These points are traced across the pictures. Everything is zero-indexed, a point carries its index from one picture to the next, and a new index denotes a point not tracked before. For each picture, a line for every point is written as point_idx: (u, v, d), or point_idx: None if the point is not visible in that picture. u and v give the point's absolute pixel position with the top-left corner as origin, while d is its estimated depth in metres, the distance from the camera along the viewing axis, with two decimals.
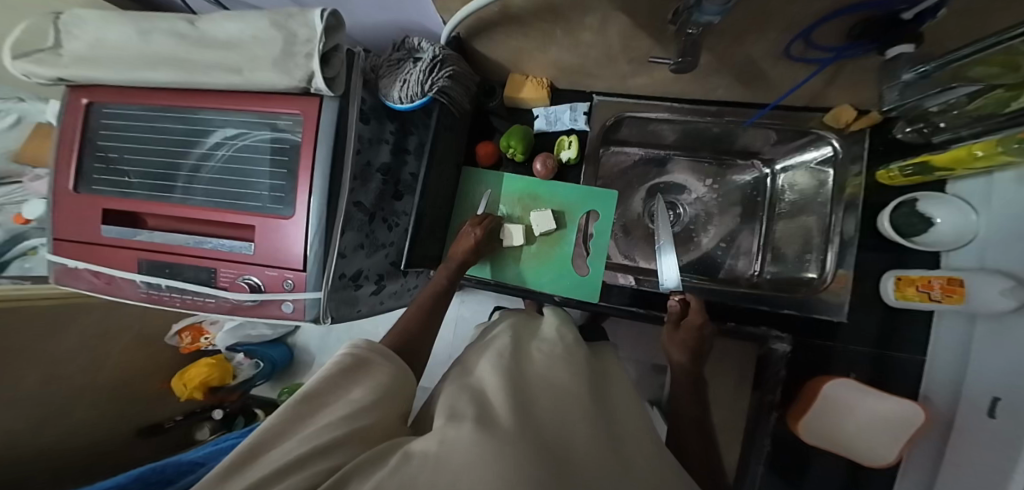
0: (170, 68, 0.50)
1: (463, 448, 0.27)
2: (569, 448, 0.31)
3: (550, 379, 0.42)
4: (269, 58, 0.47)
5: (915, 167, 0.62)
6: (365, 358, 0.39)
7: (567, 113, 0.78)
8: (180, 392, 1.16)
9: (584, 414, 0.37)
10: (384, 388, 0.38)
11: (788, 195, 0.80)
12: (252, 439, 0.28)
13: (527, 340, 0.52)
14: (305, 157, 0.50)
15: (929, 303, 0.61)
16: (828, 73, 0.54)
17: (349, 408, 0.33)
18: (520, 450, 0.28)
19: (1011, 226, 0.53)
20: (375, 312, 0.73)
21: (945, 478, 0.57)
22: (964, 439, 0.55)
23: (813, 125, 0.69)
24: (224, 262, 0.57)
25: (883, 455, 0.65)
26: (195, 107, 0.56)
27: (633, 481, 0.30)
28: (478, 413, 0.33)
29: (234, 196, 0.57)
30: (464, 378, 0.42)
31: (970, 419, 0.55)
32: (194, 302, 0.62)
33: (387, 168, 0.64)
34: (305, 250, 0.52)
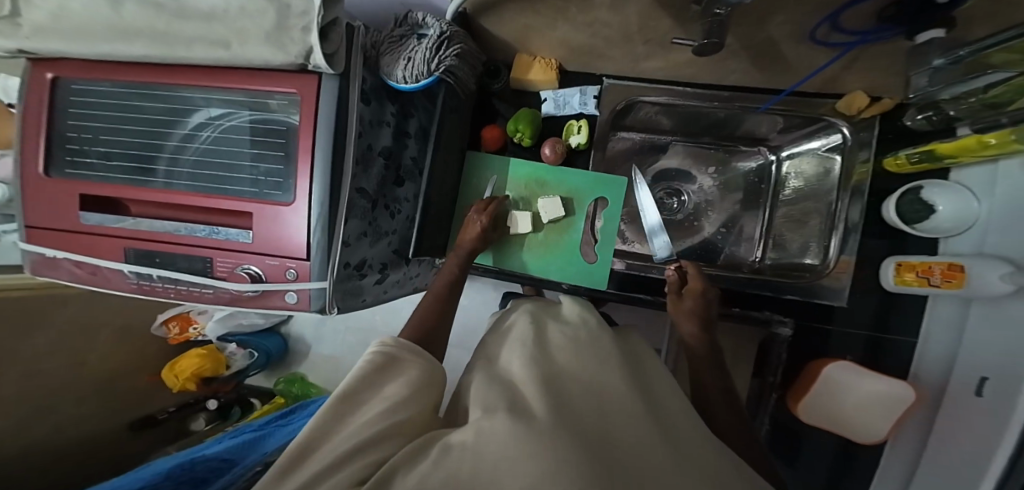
0: (148, 41, 0.46)
1: (501, 442, 0.26)
2: (615, 443, 0.31)
3: (583, 368, 0.41)
4: (260, 30, 0.42)
5: (921, 154, 0.63)
6: (396, 354, 0.37)
7: (576, 97, 0.76)
8: (173, 384, 1.14)
9: (627, 404, 0.36)
10: (420, 383, 0.36)
11: (792, 183, 0.80)
12: (299, 438, 0.28)
13: (547, 322, 0.52)
14: (303, 140, 0.47)
15: (927, 288, 0.63)
16: (846, 58, 0.54)
17: (388, 405, 0.32)
18: (566, 442, 0.26)
19: (1015, 213, 0.55)
20: (379, 301, 0.72)
21: (935, 452, 0.62)
22: (954, 411, 0.59)
23: (825, 112, 0.69)
24: (218, 251, 0.54)
25: (874, 433, 0.69)
26: (172, 84, 0.51)
27: (687, 461, 0.30)
28: (511, 405, 0.32)
29: (222, 180, 0.54)
30: (493, 370, 0.42)
31: (959, 398, 0.59)
32: (188, 293, 0.60)
33: (388, 152, 0.61)
34: (307, 237, 0.50)
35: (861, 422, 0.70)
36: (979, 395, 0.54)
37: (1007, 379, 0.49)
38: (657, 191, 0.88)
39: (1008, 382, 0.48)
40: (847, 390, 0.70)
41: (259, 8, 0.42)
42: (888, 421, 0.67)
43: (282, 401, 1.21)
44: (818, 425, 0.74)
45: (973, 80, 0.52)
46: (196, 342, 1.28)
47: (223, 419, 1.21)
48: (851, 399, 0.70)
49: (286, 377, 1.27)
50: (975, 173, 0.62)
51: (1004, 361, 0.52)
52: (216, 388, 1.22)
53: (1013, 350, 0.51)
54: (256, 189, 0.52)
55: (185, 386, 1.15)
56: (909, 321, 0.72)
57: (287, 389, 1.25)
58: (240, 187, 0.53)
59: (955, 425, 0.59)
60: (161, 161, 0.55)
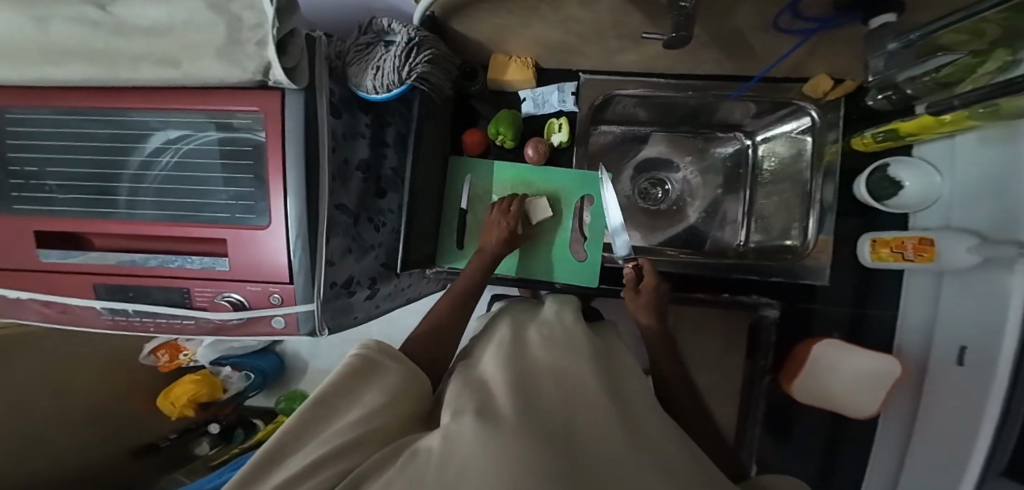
0: (89, 63, 0.43)
1: (466, 442, 0.26)
2: (575, 430, 0.31)
3: (554, 366, 0.42)
4: (210, 47, 0.40)
5: (886, 133, 0.63)
6: (374, 360, 0.38)
7: (555, 94, 0.75)
8: (170, 411, 1.14)
9: (597, 398, 0.36)
10: (396, 389, 0.36)
11: (768, 165, 0.82)
12: (273, 441, 0.27)
13: (526, 329, 0.54)
14: (273, 161, 0.45)
15: (902, 262, 0.65)
16: (809, 45, 0.55)
17: (364, 409, 0.32)
18: (520, 439, 0.26)
19: (976, 185, 0.57)
20: (372, 315, 0.72)
21: (923, 421, 0.64)
22: (936, 383, 0.62)
23: (793, 96, 0.70)
24: (194, 280, 0.52)
25: (865, 409, 0.71)
26: (120, 108, 0.48)
27: (648, 452, 0.30)
28: (479, 406, 0.32)
29: (190, 207, 0.52)
30: (470, 372, 0.42)
31: (942, 368, 0.61)
32: (170, 326, 0.58)
33: (366, 165, 0.60)
34: (288, 259, 0.49)
35: (849, 401, 0.72)
36: (959, 364, 0.57)
37: (986, 350, 0.51)
38: (641, 182, 0.89)
39: (987, 353, 0.51)
40: (833, 367, 0.73)
41: (208, 23, 0.39)
42: (877, 398, 0.69)
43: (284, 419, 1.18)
44: (808, 402, 0.77)
45: (925, 63, 0.53)
46: (187, 368, 1.24)
47: (227, 442, 1.18)
48: (843, 376, 0.72)
49: (287, 396, 1.24)
50: (935, 147, 0.64)
51: (980, 331, 0.54)
52: (215, 411, 1.20)
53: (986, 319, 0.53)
54: (227, 214, 0.50)
55: (183, 412, 1.13)
56: (889, 297, 0.75)
57: (289, 407, 1.22)
58: (209, 213, 0.51)
59: (937, 390, 0.62)
60: (118, 190, 0.52)
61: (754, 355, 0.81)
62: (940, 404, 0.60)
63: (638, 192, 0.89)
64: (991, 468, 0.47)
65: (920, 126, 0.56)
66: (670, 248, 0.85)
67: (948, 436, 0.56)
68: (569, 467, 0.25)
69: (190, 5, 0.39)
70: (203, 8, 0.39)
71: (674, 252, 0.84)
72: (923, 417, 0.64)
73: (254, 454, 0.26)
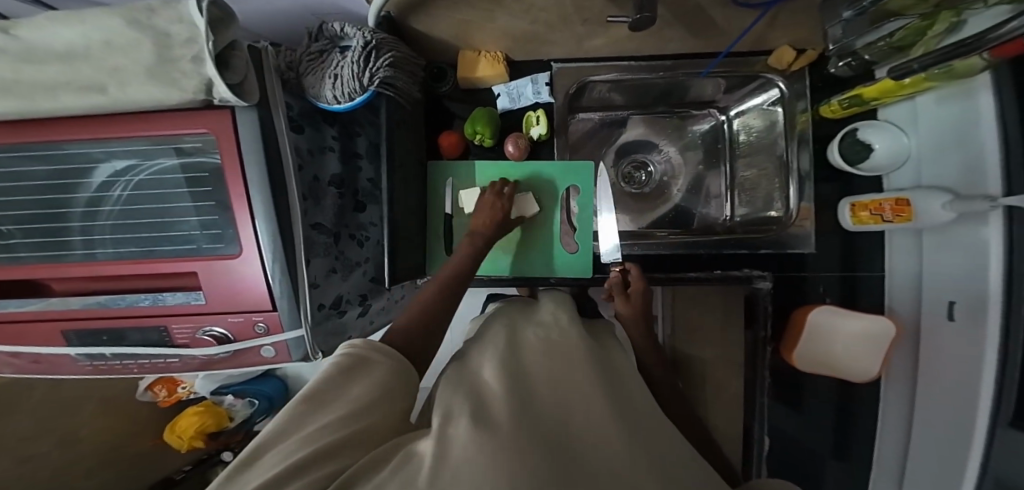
0: (5, 95, 0.40)
1: (461, 445, 0.25)
2: (569, 433, 0.32)
3: (545, 368, 0.42)
4: (135, 67, 0.37)
5: (852, 99, 0.62)
6: (365, 355, 0.36)
7: (529, 87, 0.73)
8: (178, 444, 1.11)
9: (591, 401, 0.36)
10: (385, 386, 0.34)
11: (744, 137, 0.81)
12: (256, 441, 0.27)
13: (523, 328, 0.54)
14: (235, 187, 0.43)
15: (882, 224, 0.64)
16: (769, 17, 0.55)
17: (345, 411, 0.30)
18: (520, 441, 0.26)
19: (947, 141, 0.58)
20: (368, 332, 0.71)
21: (926, 375, 0.66)
22: (934, 341, 0.65)
23: (760, 69, 0.70)
24: (169, 317, 0.51)
25: (868, 370, 0.72)
26: (51, 141, 0.44)
27: (643, 451, 0.31)
28: (474, 409, 0.31)
29: (152, 241, 0.49)
30: (468, 373, 0.42)
31: (936, 325, 0.65)
32: (155, 365, 0.57)
33: (340, 180, 0.59)
34: (270, 286, 0.47)
35: (856, 364, 0.73)
36: (949, 318, 0.62)
37: (976, 307, 0.57)
38: (624, 167, 0.88)
39: (976, 307, 0.57)
40: (834, 332, 0.74)
41: (129, 41, 0.36)
42: (878, 358, 0.71)
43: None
44: (813, 371, 0.77)
45: (880, 29, 0.52)
46: (187, 402, 1.22)
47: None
48: (837, 338, 0.74)
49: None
50: (899, 109, 0.65)
51: (965, 285, 0.59)
52: (226, 440, 1.17)
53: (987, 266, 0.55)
54: (193, 245, 0.48)
55: (192, 444, 1.11)
56: (873, 255, 0.77)
57: None
58: (173, 246, 0.49)
59: (932, 343, 0.66)
60: (71, 230, 0.49)
61: (753, 325, 0.79)
62: (936, 354, 0.64)
63: (621, 177, 0.88)
64: (999, 421, 0.53)
65: (884, 89, 0.56)
66: (659, 230, 0.85)
67: (949, 383, 0.62)
68: (556, 466, 0.25)
69: (107, 21, 0.36)
70: (121, 24, 0.36)
71: (665, 234, 0.83)
72: (923, 376, 0.67)
73: (235, 457, 0.25)
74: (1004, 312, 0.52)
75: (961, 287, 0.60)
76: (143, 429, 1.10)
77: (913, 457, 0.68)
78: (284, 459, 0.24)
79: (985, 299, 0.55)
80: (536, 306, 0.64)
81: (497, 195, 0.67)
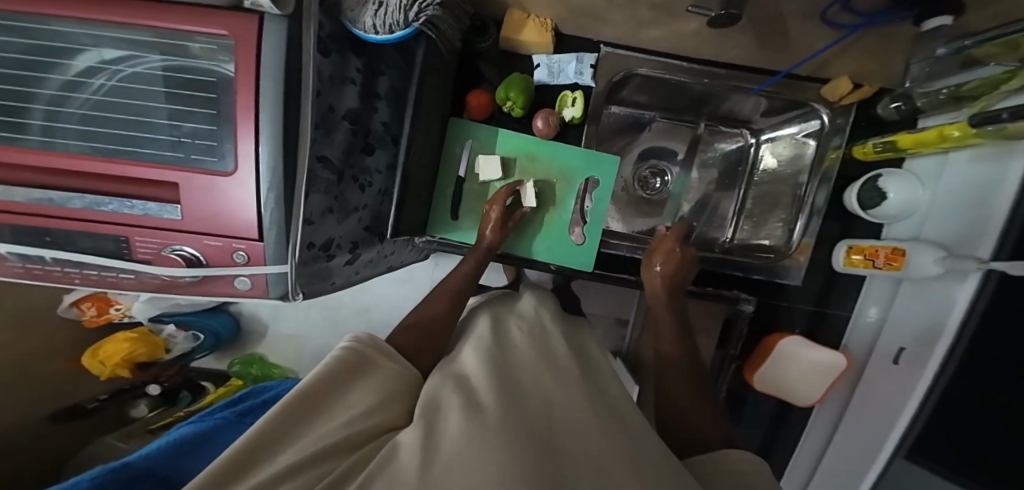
0: None
1: (450, 438, 0.29)
2: (553, 420, 0.36)
3: (524, 365, 0.46)
4: None
5: (887, 144, 0.65)
6: (361, 355, 0.41)
7: (572, 64, 0.70)
8: (98, 372, 1.02)
9: (570, 394, 0.41)
10: (382, 387, 0.39)
11: (768, 167, 0.82)
12: (248, 437, 0.26)
13: (506, 319, 0.58)
14: (243, 98, 0.38)
15: (870, 269, 0.69)
16: (845, 42, 0.59)
17: (356, 409, 0.34)
18: (509, 435, 0.29)
19: (951, 206, 0.62)
20: (350, 283, 0.67)
21: (860, 400, 0.81)
22: (878, 376, 0.77)
23: (809, 97, 0.70)
24: (132, 228, 0.45)
25: (808, 396, 0.82)
26: (32, 15, 0.37)
27: (627, 435, 0.36)
28: (464, 401, 0.34)
29: (128, 141, 0.43)
30: (451, 366, 0.44)
31: (881, 363, 0.77)
32: (102, 279, 0.52)
33: (355, 116, 0.52)
34: (259, 214, 0.42)
35: (802, 389, 0.81)
36: (895, 362, 0.73)
37: (921, 353, 0.67)
38: (643, 170, 0.88)
39: (921, 353, 0.68)
40: (795, 358, 0.80)
41: None
42: (821, 388, 0.80)
43: (240, 383, 1.12)
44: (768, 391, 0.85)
45: (966, 73, 0.56)
46: (122, 325, 1.12)
47: (171, 405, 1.12)
48: (798, 366, 0.80)
49: (242, 359, 1.17)
50: (929, 161, 0.67)
51: (912, 335, 0.71)
52: (157, 372, 1.12)
53: (925, 329, 0.68)
54: (180, 153, 0.43)
55: (115, 372, 1.03)
56: (845, 297, 0.83)
57: (244, 371, 1.16)
58: (155, 150, 0.43)
59: (875, 381, 0.78)
60: (31, 113, 0.42)
61: (724, 344, 0.85)
62: (876, 390, 0.77)
63: (637, 180, 0.87)
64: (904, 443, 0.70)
65: (918, 140, 0.59)
66: (652, 238, 0.84)
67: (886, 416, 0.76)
68: (543, 455, 0.29)
69: None
70: None
71: (657, 243, 0.82)
72: (858, 402, 0.82)
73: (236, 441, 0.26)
74: (940, 369, 0.64)
75: (911, 336, 0.71)
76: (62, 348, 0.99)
77: (834, 459, 0.86)
78: (301, 450, 0.27)
79: (919, 346, 0.68)
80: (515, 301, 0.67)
81: (502, 204, 0.66)
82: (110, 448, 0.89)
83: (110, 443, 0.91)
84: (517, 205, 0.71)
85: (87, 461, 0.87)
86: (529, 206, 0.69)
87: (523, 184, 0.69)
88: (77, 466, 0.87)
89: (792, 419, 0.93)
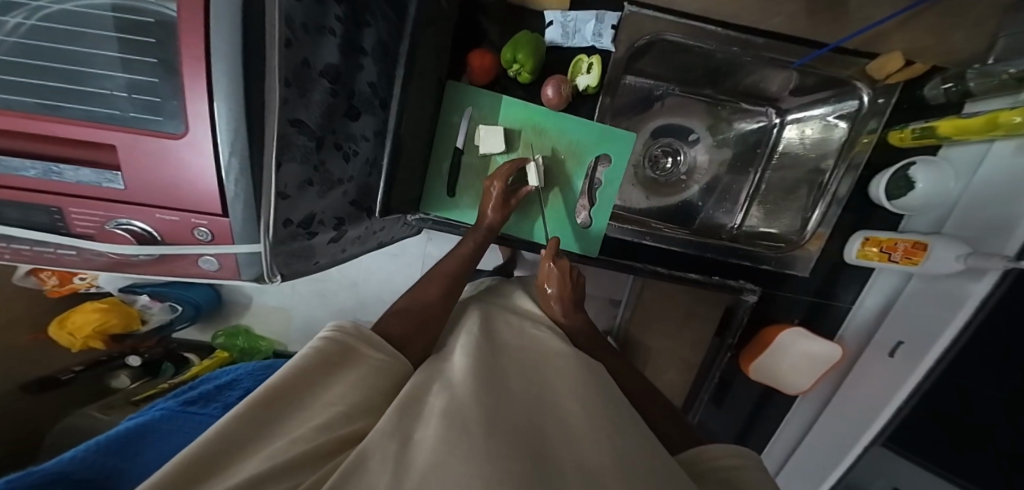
0: None
1: (429, 447, 0.25)
2: (542, 434, 0.32)
3: (515, 365, 0.42)
4: None
5: (927, 130, 0.62)
6: (344, 343, 0.35)
7: (590, 24, 0.62)
8: (69, 344, 0.95)
9: (567, 401, 0.37)
10: (367, 386, 0.34)
11: (790, 148, 0.77)
12: (200, 442, 0.22)
13: (497, 315, 0.53)
14: (190, 46, 0.30)
15: (886, 262, 0.69)
16: (911, 13, 0.55)
17: (333, 413, 0.29)
18: (505, 453, 0.25)
19: (991, 200, 0.59)
20: (337, 261, 0.61)
21: (848, 393, 0.81)
22: (869, 369, 0.77)
23: (851, 74, 0.64)
24: (69, 197, 0.38)
25: (798, 385, 0.82)
26: None
27: (631, 439, 0.32)
28: (448, 405, 0.30)
29: (55, 96, 0.34)
30: (437, 363, 0.39)
31: (874, 357, 0.76)
32: (38, 255, 0.45)
33: (336, 73, 0.44)
34: (220, 183, 0.36)
35: (794, 379, 0.81)
36: (891, 355, 0.73)
37: (919, 346, 0.67)
38: (654, 149, 0.82)
39: (919, 346, 0.67)
40: (790, 349, 0.79)
41: None
42: (812, 377, 0.80)
43: (226, 355, 1.08)
44: (761, 381, 0.85)
45: None
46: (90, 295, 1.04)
47: (153, 377, 1.05)
48: (791, 356, 0.79)
49: (225, 331, 1.11)
50: (965, 151, 0.64)
51: (913, 330, 0.70)
52: (134, 344, 1.05)
53: (925, 323, 0.67)
54: (115, 111, 0.35)
55: (87, 344, 0.96)
56: (850, 287, 0.81)
57: (230, 342, 1.10)
58: (84, 106, 0.34)
59: (866, 374, 0.78)
60: None
61: (723, 332, 0.84)
62: (864, 382, 0.77)
63: (648, 157, 0.82)
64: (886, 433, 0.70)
65: (964, 127, 0.57)
66: (653, 220, 0.79)
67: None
68: (536, 476, 0.24)
69: None
70: None
71: (659, 226, 0.77)
72: (844, 392, 0.82)
73: (188, 446, 0.21)
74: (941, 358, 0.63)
75: (910, 329, 0.70)
76: (27, 318, 0.91)
77: (812, 444, 0.88)
78: (260, 465, 0.22)
79: (918, 339, 0.68)
80: (509, 293, 0.63)
81: (504, 179, 0.59)
82: (91, 420, 0.83)
83: (88, 414, 0.86)
84: (520, 183, 0.64)
85: (66, 435, 0.83)
86: (535, 184, 0.62)
87: (529, 162, 0.62)
88: (54, 440, 0.83)
89: (780, 402, 0.94)
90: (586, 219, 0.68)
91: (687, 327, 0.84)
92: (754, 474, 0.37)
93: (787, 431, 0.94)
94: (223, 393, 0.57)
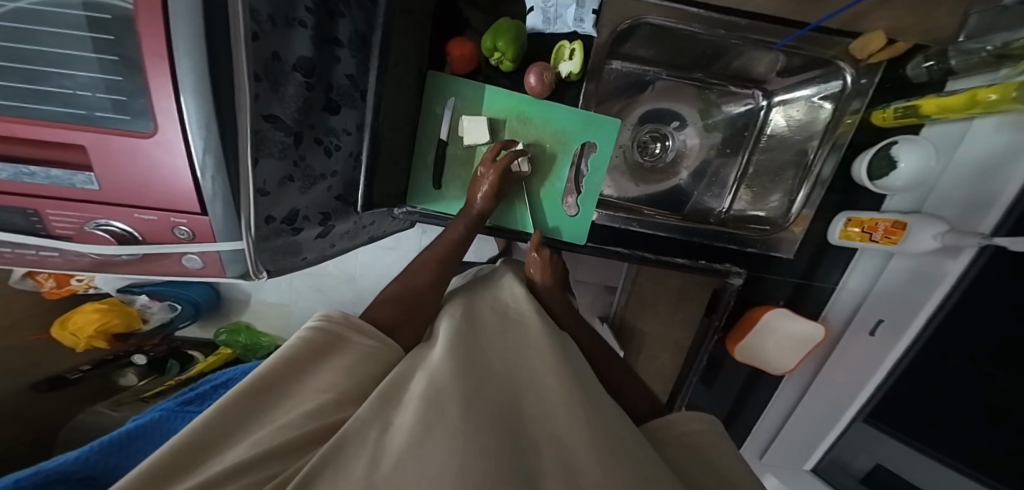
0: None
1: (406, 432, 0.25)
2: (522, 416, 0.32)
3: (501, 347, 0.42)
4: None
5: (910, 109, 0.63)
6: (333, 331, 0.35)
7: (572, 9, 0.60)
8: (72, 344, 0.93)
9: (546, 378, 0.37)
10: (355, 372, 0.34)
11: (776, 130, 0.77)
12: (188, 431, 0.23)
13: (483, 301, 0.54)
14: (151, 41, 0.29)
15: (867, 242, 0.69)
16: None
17: (321, 399, 0.30)
18: (486, 438, 0.25)
19: (969, 177, 0.60)
20: (326, 257, 0.60)
21: (833, 371, 0.83)
22: (853, 345, 0.80)
23: (835, 54, 0.63)
24: (45, 199, 0.38)
25: (783, 364, 0.83)
26: None
27: (603, 420, 0.33)
28: (428, 389, 0.30)
29: (10, 96, 0.33)
30: (423, 350, 0.39)
31: (857, 333, 0.79)
32: (21, 257, 0.45)
33: (310, 66, 0.43)
34: (196, 181, 0.35)
35: (780, 358, 0.83)
36: (874, 332, 0.76)
37: (901, 321, 0.72)
38: (643, 134, 0.82)
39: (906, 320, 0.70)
40: (774, 329, 0.80)
41: None
42: (795, 357, 0.82)
43: (229, 352, 1.09)
44: (745, 362, 0.86)
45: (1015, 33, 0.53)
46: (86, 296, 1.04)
47: (160, 373, 1.07)
48: (775, 336, 0.81)
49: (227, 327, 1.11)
50: (947, 130, 0.64)
51: (898, 306, 0.72)
52: (138, 342, 1.06)
53: (911, 300, 0.69)
54: (82, 110, 0.34)
55: (91, 345, 0.95)
56: (833, 268, 0.82)
57: (232, 339, 1.10)
58: (50, 107, 0.34)
59: (851, 350, 0.80)
60: None
61: (712, 314, 0.81)
62: (849, 357, 0.80)
63: (636, 143, 0.82)
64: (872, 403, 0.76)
65: (945, 106, 0.57)
66: (646, 208, 0.79)
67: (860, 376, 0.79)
68: (509, 458, 0.25)
69: None
70: None
71: (652, 213, 0.77)
72: (829, 369, 0.84)
73: (175, 438, 0.22)
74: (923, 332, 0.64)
75: (894, 306, 0.73)
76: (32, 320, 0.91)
77: (796, 417, 0.92)
78: (245, 452, 0.23)
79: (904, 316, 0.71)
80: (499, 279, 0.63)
81: (491, 163, 0.60)
82: (103, 416, 0.83)
83: (100, 410, 0.85)
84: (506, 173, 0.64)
85: (78, 432, 0.83)
86: (522, 171, 0.62)
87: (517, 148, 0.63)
88: (64, 439, 0.85)
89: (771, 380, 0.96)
90: (570, 205, 0.68)
91: (679, 310, 0.86)
92: (716, 437, 0.39)
93: (772, 413, 0.96)
94: (220, 392, 0.61)
